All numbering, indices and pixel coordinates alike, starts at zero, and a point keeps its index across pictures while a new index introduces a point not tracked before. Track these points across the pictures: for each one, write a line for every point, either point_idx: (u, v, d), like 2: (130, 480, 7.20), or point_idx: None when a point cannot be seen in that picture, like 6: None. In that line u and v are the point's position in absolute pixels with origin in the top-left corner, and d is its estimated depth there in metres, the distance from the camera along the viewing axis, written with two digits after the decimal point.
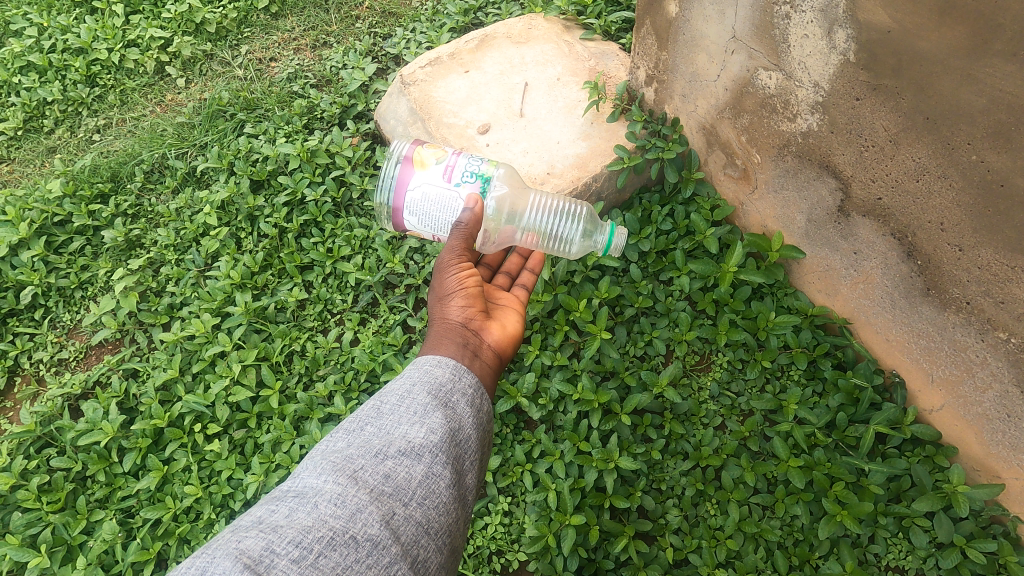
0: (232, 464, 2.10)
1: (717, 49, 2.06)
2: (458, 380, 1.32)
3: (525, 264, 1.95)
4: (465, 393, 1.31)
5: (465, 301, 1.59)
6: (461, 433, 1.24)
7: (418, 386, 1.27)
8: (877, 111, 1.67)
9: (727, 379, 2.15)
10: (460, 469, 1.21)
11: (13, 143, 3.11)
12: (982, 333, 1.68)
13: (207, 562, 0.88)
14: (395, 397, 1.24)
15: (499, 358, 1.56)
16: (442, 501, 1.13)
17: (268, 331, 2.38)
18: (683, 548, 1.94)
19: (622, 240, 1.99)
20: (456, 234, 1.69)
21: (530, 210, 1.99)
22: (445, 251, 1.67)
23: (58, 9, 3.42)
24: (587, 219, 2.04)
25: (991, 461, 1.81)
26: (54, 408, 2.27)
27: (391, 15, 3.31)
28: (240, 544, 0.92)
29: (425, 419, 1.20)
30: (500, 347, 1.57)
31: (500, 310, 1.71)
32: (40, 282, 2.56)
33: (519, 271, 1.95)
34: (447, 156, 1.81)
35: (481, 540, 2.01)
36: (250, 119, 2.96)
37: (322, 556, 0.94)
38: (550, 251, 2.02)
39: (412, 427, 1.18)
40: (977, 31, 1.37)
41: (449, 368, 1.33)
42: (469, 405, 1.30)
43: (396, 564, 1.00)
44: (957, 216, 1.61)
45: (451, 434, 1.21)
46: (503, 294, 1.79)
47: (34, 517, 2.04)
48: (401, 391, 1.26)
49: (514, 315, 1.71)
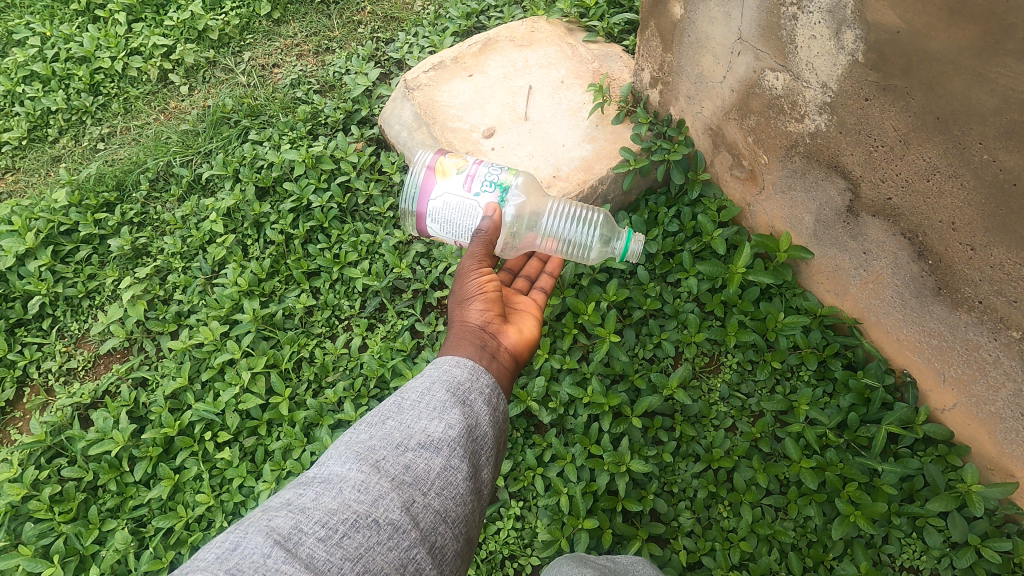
0: (243, 472, 2.09)
1: (723, 50, 2.05)
2: (476, 379, 1.30)
3: (544, 268, 1.97)
4: (483, 391, 1.29)
5: (484, 304, 1.59)
6: (479, 429, 1.22)
7: (437, 384, 1.26)
8: (886, 111, 1.67)
9: (737, 381, 2.14)
10: (478, 463, 1.20)
11: (18, 153, 3.12)
12: (995, 333, 1.67)
13: (240, 537, 0.91)
14: (416, 393, 1.23)
15: (516, 362, 1.55)
16: (461, 492, 1.12)
17: (277, 338, 2.38)
18: (697, 550, 1.93)
19: (639, 246, 1.95)
20: (477, 239, 1.70)
21: (548, 216, 2.01)
22: (466, 256, 1.68)
23: (61, 18, 3.43)
24: (605, 225, 2.08)
25: (1006, 460, 1.80)
26: (64, 418, 2.27)
27: (393, 20, 3.31)
28: (270, 522, 0.94)
29: (444, 414, 1.19)
30: (517, 350, 1.56)
31: (517, 315, 1.70)
32: (47, 292, 2.56)
33: (538, 274, 1.96)
34: (468, 165, 1.83)
35: (494, 545, 2.00)
36: (254, 126, 2.96)
37: (347, 537, 0.95)
38: (569, 256, 2.03)
39: (431, 422, 1.17)
40: (988, 31, 1.36)
41: (467, 368, 1.32)
42: (487, 404, 1.28)
43: (415, 548, 1.00)
44: (969, 215, 1.61)
45: (469, 430, 1.19)
46: (521, 298, 1.79)
47: (47, 527, 2.04)
48: (422, 388, 1.24)
49: (531, 320, 1.71)
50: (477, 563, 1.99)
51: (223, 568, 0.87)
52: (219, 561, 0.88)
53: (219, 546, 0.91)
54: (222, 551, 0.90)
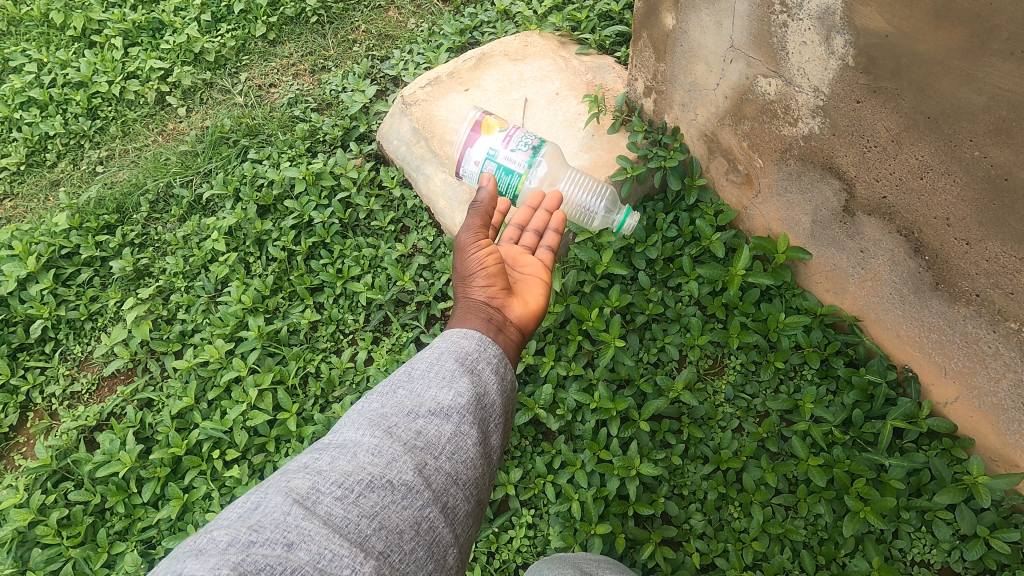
0: (253, 489, 2.10)
1: (716, 58, 2.11)
2: (483, 349, 1.31)
3: (550, 222, 1.92)
4: (490, 361, 1.30)
5: (488, 277, 1.60)
6: (487, 398, 1.23)
7: (445, 354, 1.26)
8: (877, 112, 1.72)
9: (741, 382, 2.16)
10: (487, 430, 1.20)
11: (16, 178, 3.12)
12: (993, 325, 1.71)
13: (260, 497, 0.92)
14: (425, 363, 1.23)
15: (523, 334, 1.57)
16: (471, 457, 1.13)
17: (282, 354, 2.38)
18: (709, 552, 1.94)
19: (634, 221, 2.34)
20: (473, 213, 1.71)
21: (565, 182, 2.33)
22: (464, 231, 1.68)
23: (58, 44, 3.45)
24: (610, 199, 2.43)
25: (1009, 450, 1.84)
26: (69, 441, 2.28)
27: (388, 37, 3.36)
28: (289, 483, 0.95)
29: (453, 382, 1.19)
30: (524, 322, 1.58)
31: (522, 285, 1.71)
32: (49, 316, 2.56)
33: (545, 229, 1.92)
34: (509, 127, 2.08)
35: (508, 554, 2.00)
36: (253, 145, 2.98)
37: (362, 496, 0.95)
38: (575, 220, 2.38)
39: (442, 390, 1.17)
40: (975, 33, 1.42)
41: (475, 339, 1.33)
42: (494, 373, 1.29)
43: (429, 508, 1.01)
44: (963, 211, 1.65)
45: (478, 398, 1.20)
46: (525, 265, 1.78)
47: (55, 552, 2.03)
48: (431, 358, 1.25)
49: (537, 288, 1.72)
50: (491, 572, 2.00)
51: (244, 524, 0.87)
52: (241, 519, 0.89)
53: (240, 506, 0.91)
54: (243, 510, 0.90)
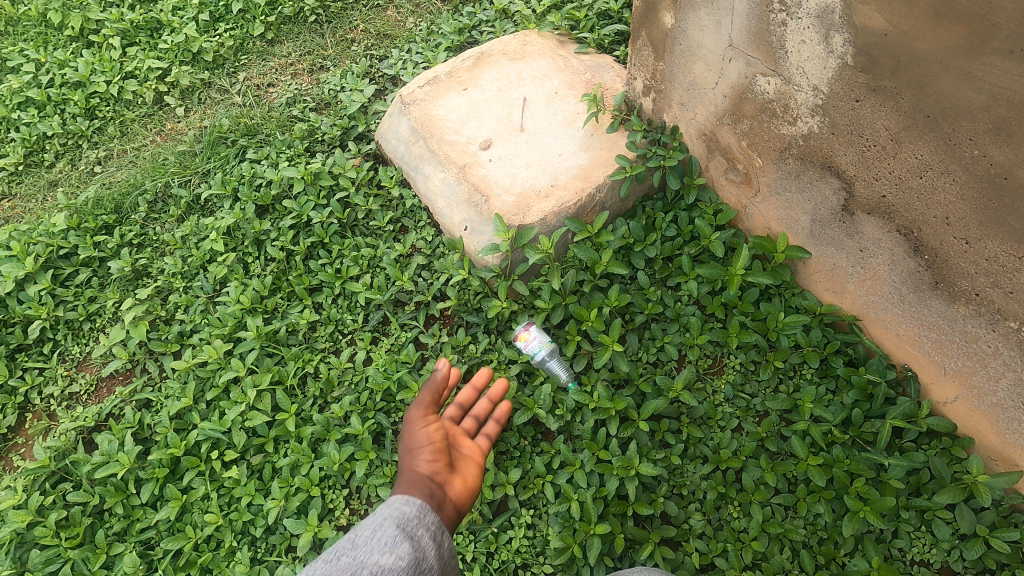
0: (252, 490, 2.10)
1: (714, 57, 2.10)
2: (425, 517, 1.26)
3: (492, 413, 1.88)
4: (428, 530, 1.24)
5: (432, 453, 1.52)
6: (426, 564, 1.15)
7: (384, 523, 1.19)
8: (876, 111, 1.72)
9: (741, 381, 2.15)
10: None
11: (14, 178, 3.11)
12: (993, 324, 1.71)
13: None
14: (366, 531, 1.15)
15: (460, 513, 1.44)
16: None
17: (281, 355, 2.38)
18: (708, 552, 1.93)
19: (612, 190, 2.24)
20: (426, 390, 1.72)
21: None
22: (412, 408, 1.67)
23: (55, 44, 3.44)
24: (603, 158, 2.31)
25: (1009, 449, 1.83)
26: (68, 442, 2.28)
27: (386, 36, 3.35)
28: None
29: (395, 546, 1.12)
30: (462, 500, 1.46)
31: (463, 464, 1.60)
32: (47, 316, 2.55)
33: (486, 418, 1.86)
34: None
35: (507, 554, 2.00)
36: (251, 145, 2.98)
37: None
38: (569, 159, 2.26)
39: (383, 554, 1.09)
40: (974, 32, 1.41)
41: (416, 505, 1.28)
42: (432, 544, 1.21)
43: None
44: (962, 210, 1.65)
45: (418, 564, 1.13)
46: (466, 445, 1.69)
47: (53, 553, 2.03)
48: (371, 528, 1.17)
49: (476, 470, 1.62)
50: (490, 572, 1.99)
51: None
52: None
53: None
54: None
